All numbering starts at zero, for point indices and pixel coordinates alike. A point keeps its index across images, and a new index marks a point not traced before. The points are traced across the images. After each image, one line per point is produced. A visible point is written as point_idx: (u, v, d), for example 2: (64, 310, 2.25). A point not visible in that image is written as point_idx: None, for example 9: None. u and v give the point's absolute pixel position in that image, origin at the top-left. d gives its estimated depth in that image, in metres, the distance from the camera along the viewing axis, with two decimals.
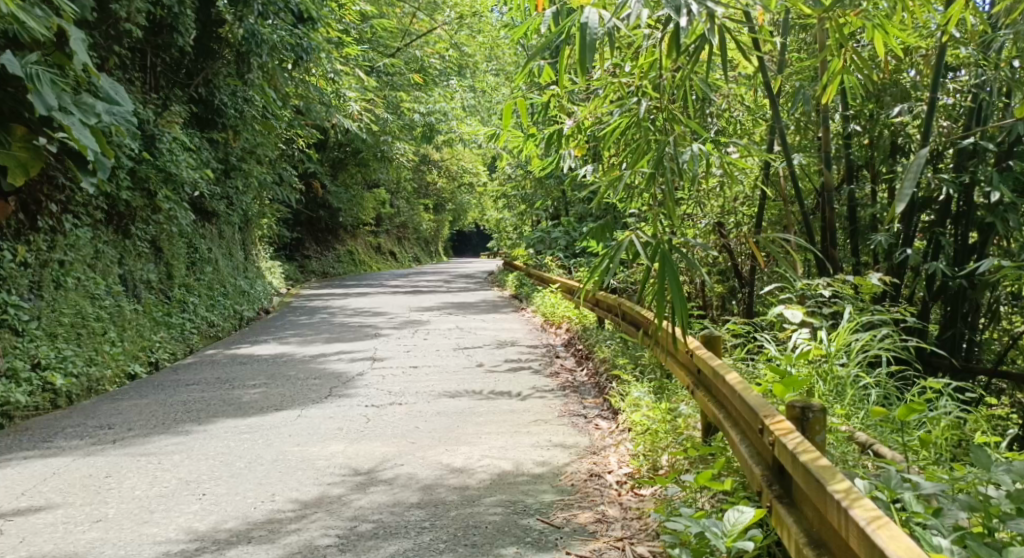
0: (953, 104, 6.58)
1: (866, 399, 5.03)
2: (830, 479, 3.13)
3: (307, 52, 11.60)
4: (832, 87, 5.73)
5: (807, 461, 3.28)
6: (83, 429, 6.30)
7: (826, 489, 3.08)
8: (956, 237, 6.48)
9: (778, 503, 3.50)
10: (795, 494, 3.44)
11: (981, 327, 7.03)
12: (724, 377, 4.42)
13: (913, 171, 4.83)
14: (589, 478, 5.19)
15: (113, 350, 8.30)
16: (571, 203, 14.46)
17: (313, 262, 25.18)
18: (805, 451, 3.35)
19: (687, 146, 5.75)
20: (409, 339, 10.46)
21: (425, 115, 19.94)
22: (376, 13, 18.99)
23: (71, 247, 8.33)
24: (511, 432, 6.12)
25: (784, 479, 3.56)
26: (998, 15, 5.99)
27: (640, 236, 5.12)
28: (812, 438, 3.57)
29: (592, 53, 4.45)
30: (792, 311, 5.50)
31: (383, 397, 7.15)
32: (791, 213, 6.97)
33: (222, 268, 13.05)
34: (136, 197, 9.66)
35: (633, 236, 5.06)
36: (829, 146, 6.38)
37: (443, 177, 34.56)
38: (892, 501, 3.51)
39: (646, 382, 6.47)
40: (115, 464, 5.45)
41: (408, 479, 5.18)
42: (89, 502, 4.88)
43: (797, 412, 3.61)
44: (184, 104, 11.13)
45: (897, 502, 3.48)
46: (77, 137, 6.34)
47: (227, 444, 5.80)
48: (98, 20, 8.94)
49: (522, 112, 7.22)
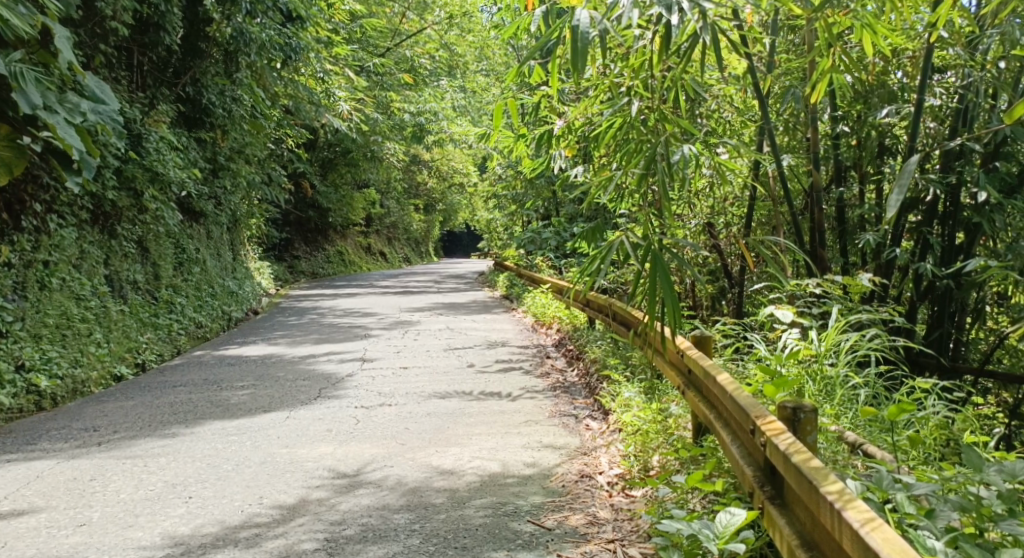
0: (941, 105, 6.54)
1: (856, 399, 4.99)
2: (822, 481, 3.09)
3: (295, 51, 11.57)
4: (823, 85, 5.71)
5: (799, 462, 3.25)
6: (68, 432, 6.23)
7: (819, 491, 3.04)
8: (943, 236, 6.45)
9: (769, 504, 3.46)
10: (787, 495, 3.40)
11: (968, 327, 7.02)
12: (714, 377, 4.39)
13: (902, 178, 4.83)
14: (579, 479, 5.16)
15: (99, 351, 8.23)
16: (561, 203, 14.43)
17: (302, 263, 25.11)
18: (797, 452, 3.31)
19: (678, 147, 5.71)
20: (399, 340, 10.41)
21: (415, 114, 19.92)
22: (365, 13, 18.97)
23: (56, 247, 8.25)
24: (502, 433, 6.09)
25: (775, 479, 3.52)
26: (983, 15, 6.02)
27: (631, 237, 5.08)
28: (804, 439, 3.55)
29: (584, 56, 4.41)
30: (782, 311, 5.49)
31: (372, 398, 7.11)
32: (782, 213, 6.97)
33: (210, 268, 12.98)
34: (122, 198, 9.61)
35: (623, 238, 5.04)
36: (818, 146, 6.34)
37: (433, 177, 34.56)
38: (884, 502, 3.49)
39: (636, 383, 6.44)
40: (100, 467, 5.38)
41: (396, 481, 5.13)
42: (73, 506, 4.82)
43: (789, 413, 3.58)
44: (171, 103, 11.06)
45: (888, 503, 3.47)
46: (61, 136, 6.27)
47: (215, 447, 5.75)
48: (84, 18, 8.89)
49: (511, 112, 7.19)
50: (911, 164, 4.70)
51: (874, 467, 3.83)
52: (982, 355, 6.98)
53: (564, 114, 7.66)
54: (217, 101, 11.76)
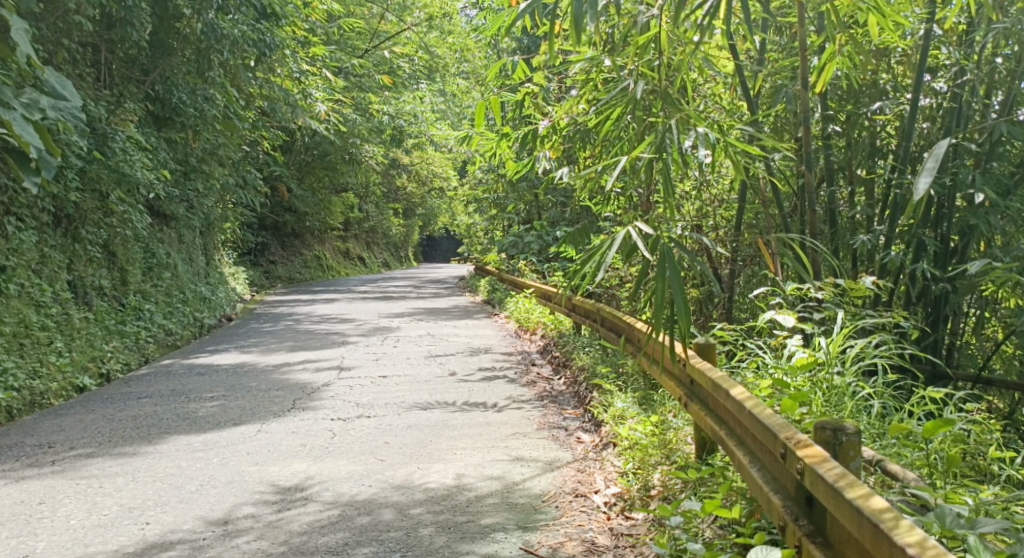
0: (933, 105, 6.18)
1: (864, 410, 4.66)
2: (894, 528, 2.67)
3: (270, 47, 10.90)
4: (827, 75, 5.23)
5: (857, 500, 2.85)
6: (21, 450, 5.82)
7: (893, 542, 2.62)
8: (936, 238, 5.99)
9: (810, 543, 3.13)
10: (832, 532, 3.06)
11: (962, 331, 6.64)
12: (727, 391, 4.05)
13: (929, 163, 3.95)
14: (573, 499, 4.82)
15: (59, 362, 7.81)
16: (544, 206, 14.11)
17: (279, 268, 24.69)
18: (849, 487, 2.93)
19: (693, 132, 5.03)
20: (377, 347, 10.02)
21: (394, 117, 19.16)
22: (343, 14, 18.75)
23: (13, 252, 7.93)
24: (488, 447, 5.73)
25: (815, 513, 3.19)
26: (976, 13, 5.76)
27: (639, 227, 4.57)
28: (846, 465, 3.23)
29: (586, 16, 3.98)
30: (785, 317, 5.14)
31: (349, 409, 6.73)
32: (774, 217, 6.48)
33: (181, 273, 12.59)
34: (86, 199, 9.26)
35: (630, 224, 4.59)
36: (811, 147, 5.67)
37: (412, 182, 33.99)
38: (940, 542, 3.10)
39: (629, 393, 6.15)
40: (51, 489, 4.99)
41: (372, 502, 4.74)
42: (16, 534, 4.41)
43: (828, 435, 3.27)
44: (139, 102, 10.72)
45: (950, 537, 3.10)
46: (18, 134, 5.78)
47: (178, 465, 5.36)
48: (45, 12, 8.52)
49: (495, 112, 6.86)
50: (942, 149, 3.87)
51: (910, 493, 3.43)
52: (980, 360, 6.65)
53: (549, 112, 7.30)
54: (189, 101, 11.23)
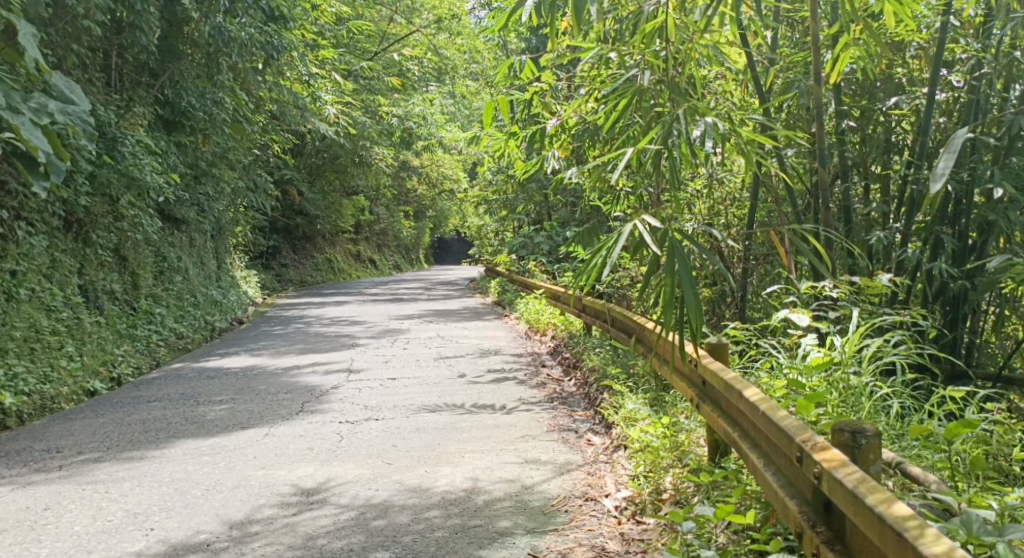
0: (949, 99, 6.07)
1: (882, 409, 4.55)
2: (919, 536, 2.57)
3: (277, 50, 10.70)
4: (841, 66, 5.15)
5: (880, 507, 2.75)
6: (28, 455, 5.77)
7: (917, 551, 2.52)
8: (955, 235, 5.86)
9: (828, 550, 3.04)
10: (852, 538, 2.97)
11: (981, 330, 6.51)
12: (740, 392, 3.96)
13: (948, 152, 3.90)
14: (583, 503, 4.73)
15: (70, 366, 7.77)
16: (553, 207, 14.02)
17: (290, 271, 24.71)
18: (870, 493, 2.84)
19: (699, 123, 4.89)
20: (387, 350, 9.96)
21: (404, 119, 19.07)
22: (352, 17, 18.71)
23: (24, 256, 7.91)
24: (497, 450, 5.65)
25: (834, 518, 3.10)
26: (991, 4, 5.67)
27: (648, 222, 4.48)
28: (866, 469, 3.14)
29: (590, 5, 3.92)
30: (799, 315, 5.03)
31: (358, 412, 6.67)
32: (787, 214, 6.38)
33: (192, 277, 12.56)
34: (96, 203, 9.22)
35: (638, 219, 4.49)
36: (825, 143, 5.55)
37: (423, 184, 33.98)
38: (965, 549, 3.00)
39: (641, 395, 6.07)
40: (57, 494, 4.94)
41: (380, 507, 4.66)
42: (21, 541, 4.35)
43: (847, 438, 3.19)
44: (148, 106, 10.68)
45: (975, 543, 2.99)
46: (26, 138, 5.74)
47: (185, 469, 5.30)
48: (54, 17, 8.48)
49: (504, 112, 6.80)
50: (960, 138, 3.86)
51: (933, 498, 3.33)
52: (999, 359, 6.52)
53: (559, 111, 7.23)
54: (198, 104, 11.17)
